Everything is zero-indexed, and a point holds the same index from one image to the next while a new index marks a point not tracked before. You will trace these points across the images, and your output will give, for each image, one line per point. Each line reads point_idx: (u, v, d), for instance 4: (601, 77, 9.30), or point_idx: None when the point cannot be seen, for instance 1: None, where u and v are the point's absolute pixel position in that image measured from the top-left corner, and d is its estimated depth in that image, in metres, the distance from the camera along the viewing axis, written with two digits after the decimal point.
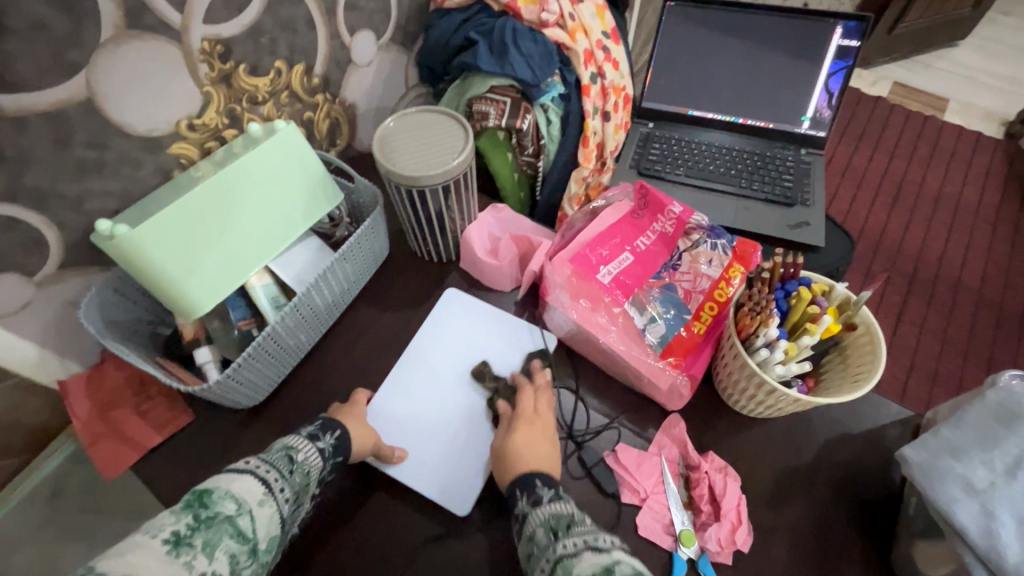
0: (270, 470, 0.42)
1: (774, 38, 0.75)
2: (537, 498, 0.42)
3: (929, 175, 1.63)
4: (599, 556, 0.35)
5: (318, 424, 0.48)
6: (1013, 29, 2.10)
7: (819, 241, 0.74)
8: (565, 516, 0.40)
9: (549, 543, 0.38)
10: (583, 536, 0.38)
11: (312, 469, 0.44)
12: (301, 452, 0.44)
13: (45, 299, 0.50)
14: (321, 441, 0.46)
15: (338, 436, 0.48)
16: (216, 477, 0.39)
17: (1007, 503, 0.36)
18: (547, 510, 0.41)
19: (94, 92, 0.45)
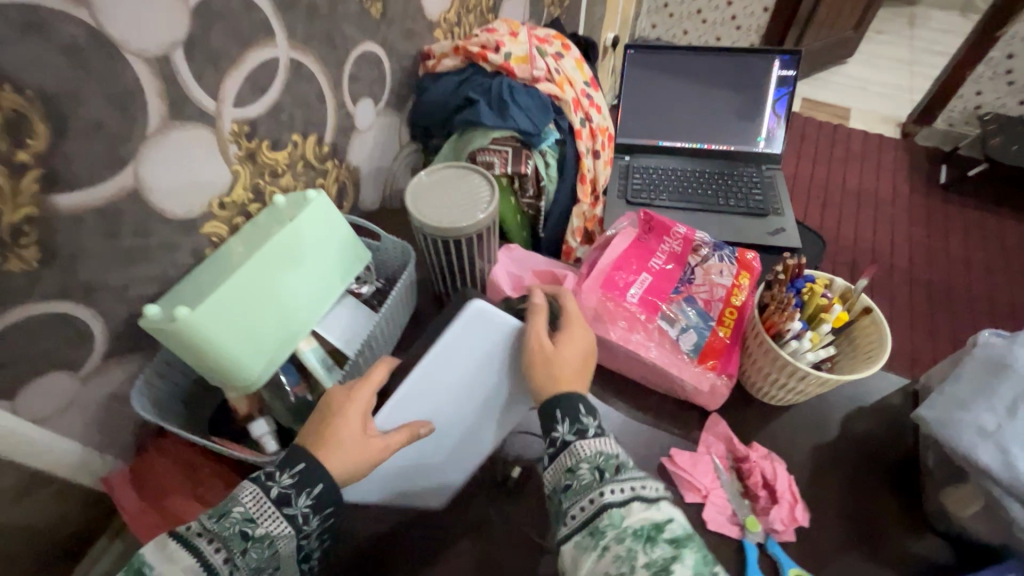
0: (218, 548, 0.39)
1: (724, 74, 0.87)
2: (581, 429, 0.44)
3: (848, 175, 1.84)
4: (653, 512, 0.38)
5: (295, 477, 0.42)
6: (887, 45, 2.44)
7: (796, 244, 0.84)
8: (612, 456, 0.42)
9: (593, 484, 0.41)
10: (632, 483, 0.40)
11: (277, 537, 0.41)
12: (260, 525, 0.40)
13: (90, 393, 0.49)
14: (293, 506, 0.42)
15: (318, 491, 0.42)
16: (155, 546, 0.38)
17: (1016, 438, 0.42)
18: (593, 446, 0.43)
19: (140, 183, 0.46)
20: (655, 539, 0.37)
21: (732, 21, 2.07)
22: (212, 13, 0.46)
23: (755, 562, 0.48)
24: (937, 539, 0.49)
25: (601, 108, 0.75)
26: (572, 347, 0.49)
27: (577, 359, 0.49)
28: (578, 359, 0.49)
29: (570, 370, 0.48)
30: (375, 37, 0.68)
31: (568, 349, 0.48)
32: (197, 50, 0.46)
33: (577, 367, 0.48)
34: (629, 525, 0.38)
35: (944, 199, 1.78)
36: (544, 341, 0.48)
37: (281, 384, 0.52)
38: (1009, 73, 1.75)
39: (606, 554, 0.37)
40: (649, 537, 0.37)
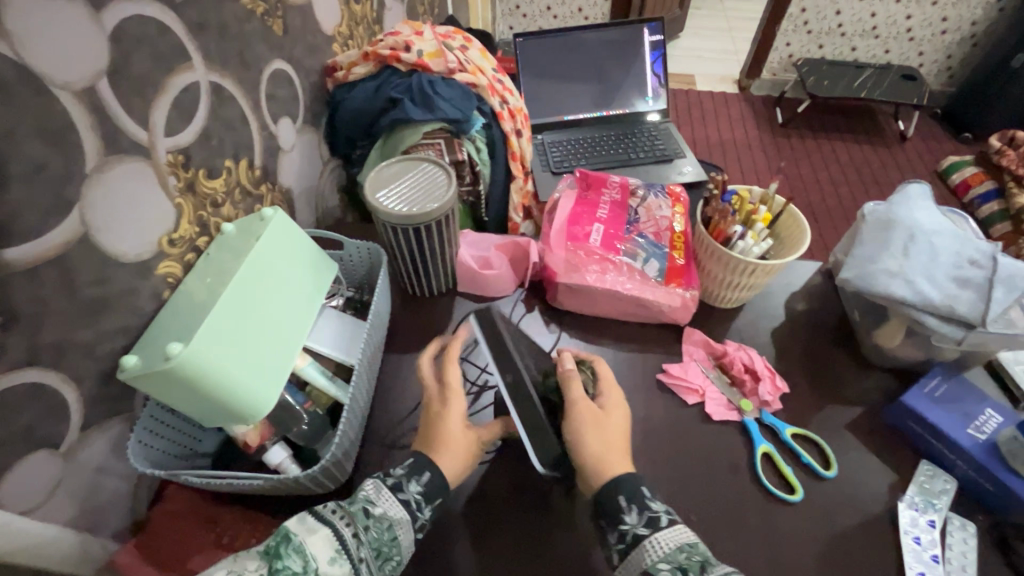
0: (346, 520, 0.41)
1: (606, 46, 1.02)
2: (654, 519, 0.42)
3: (708, 132, 2.10)
4: None
5: (408, 465, 0.46)
6: (708, 17, 2.82)
7: (701, 176, 0.97)
8: (693, 551, 0.40)
9: None
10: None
11: (395, 521, 0.43)
12: (380, 505, 0.43)
13: (75, 470, 0.43)
14: (406, 492, 0.44)
15: (428, 480, 0.45)
16: (299, 521, 0.39)
17: (915, 271, 0.54)
18: (670, 539, 0.41)
19: (88, 227, 0.42)
20: None
21: (579, 13, 2.26)
22: (130, 39, 0.44)
23: (759, 433, 0.55)
24: (879, 372, 0.61)
25: (512, 91, 0.80)
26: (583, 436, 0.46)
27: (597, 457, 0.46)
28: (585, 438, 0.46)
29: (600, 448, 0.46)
30: (283, 54, 0.67)
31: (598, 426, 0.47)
32: (123, 79, 0.44)
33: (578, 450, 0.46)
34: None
35: (786, 135, 2.10)
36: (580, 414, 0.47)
37: (289, 403, 0.50)
38: (806, 24, 2.10)
39: None
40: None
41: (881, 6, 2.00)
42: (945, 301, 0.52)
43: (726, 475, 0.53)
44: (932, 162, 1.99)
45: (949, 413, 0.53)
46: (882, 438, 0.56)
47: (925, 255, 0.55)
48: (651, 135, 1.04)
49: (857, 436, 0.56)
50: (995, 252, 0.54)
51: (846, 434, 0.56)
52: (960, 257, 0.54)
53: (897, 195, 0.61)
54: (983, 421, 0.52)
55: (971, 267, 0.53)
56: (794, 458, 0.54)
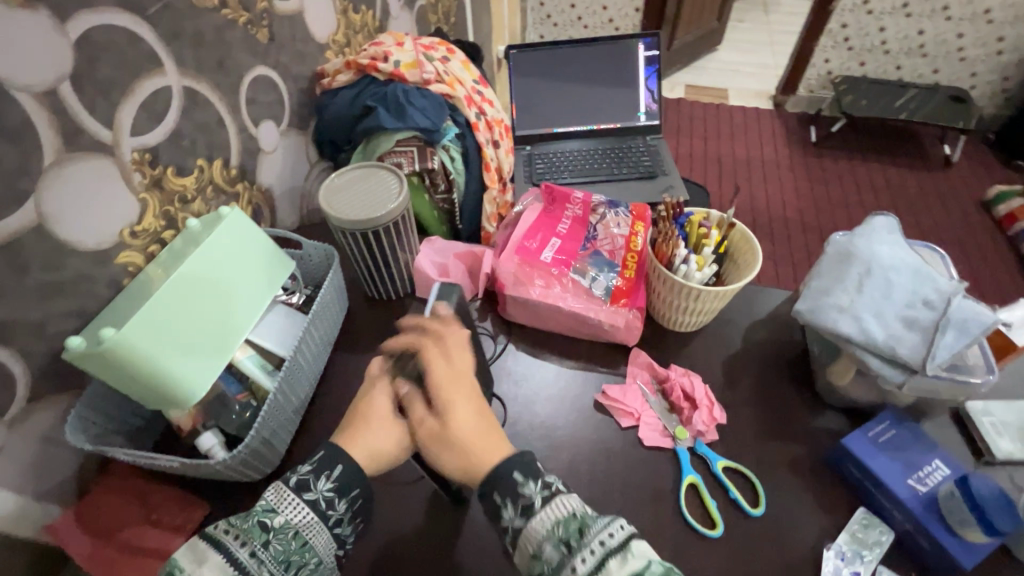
0: (242, 541, 0.41)
1: (598, 61, 1.03)
2: (526, 506, 0.40)
3: (735, 148, 2.05)
4: (629, 563, 0.36)
5: (315, 460, 0.44)
6: (750, 31, 2.78)
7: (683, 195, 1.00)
8: (570, 519, 0.39)
9: (564, 560, 0.38)
10: (598, 538, 0.38)
11: (301, 527, 0.42)
12: (281, 514, 0.42)
13: (17, 439, 0.47)
14: (314, 490, 0.43)
15: (338, 474, 0.44)
16: (189, 550, 0.40)
17: (865, 308, 0.52)
18: (546, 517, 0.39)
19: (43, 218, 0.46)
20: None
21: (610, 24, 2.26)
22: (95, 46, 0.48)
23: (689, 463, 0.54)
24: (832, 412, 0.58)
25: (491, 103, 0.84)
26: (439, 456, 0.43)
27: (461, 440, 0.43)
28: (441, 447, 0.43)
29: (468, 440, 0.43)
30: (267, 61, 0.71)
31: (447, 418, 0.44)
32: (86, 83, 0.48)
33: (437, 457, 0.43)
34: None
35: (819, 154, 2.02)
36: (427, 421, 0.45)
37: (224, 393, 0.53)
38: (846, 40, 2.04)
39: None
40: None
41: (929, 24, 1.92)
42: (890, 341, 0.49)
43: (648, 503, 0.52)
44: (978, 190, 1.86)
45: (893, 462, 0.50)
46: (822, 480, 0.53)
47: (879, 292, 0.52)
48: (638, 151, 1.07)
49: (795, 476, 0.53)
50: (954, 293, 0.50)
51: (783, 473, 0.53)
52: (914, 296, 0.51)
53: (863, 228, 0.58)
54: (928, 472, 0.49)
55: (923, 308, 0.50)
56: (721, 492, 0.52)
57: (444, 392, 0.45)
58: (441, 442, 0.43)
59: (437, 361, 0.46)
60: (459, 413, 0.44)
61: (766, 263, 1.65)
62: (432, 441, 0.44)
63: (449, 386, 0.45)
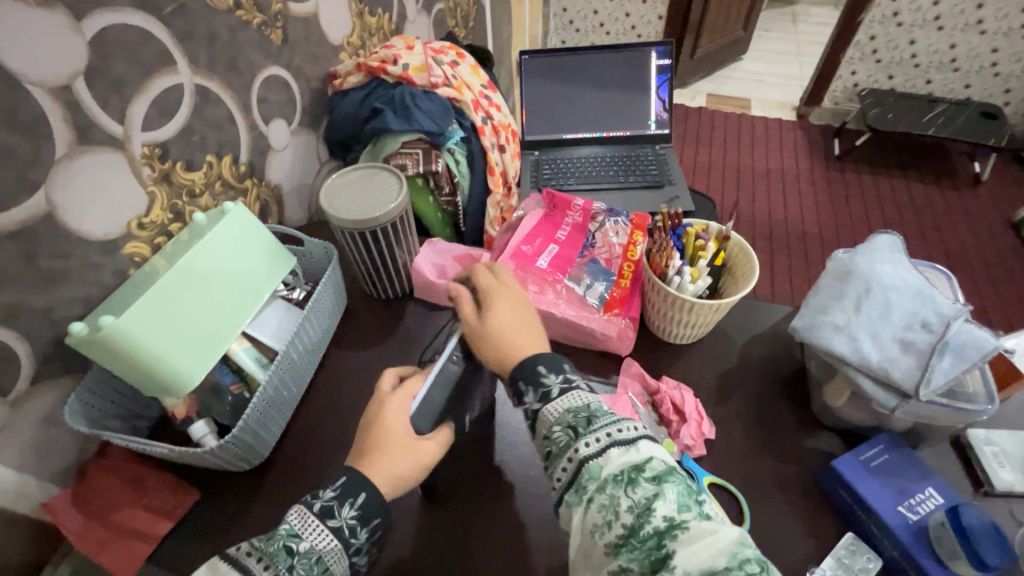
0: (265, 564, 0.41)
1: (610, 69, 1.03)
2: (545, 393, 0.43)
3: (755, 159, 2.02)
4: (631, 454, 0.38)
5: (339, 488, 0.44)
6: (776, 42, 2.75)
7: (689, 205, 1.00)
8: (581, 410, 0.41)
9: (569, 441, 0.40)
10: (606, 429, 0.40)
11: (324, 553, 0.42)
12: (305, 540, 0.42)
13: (20, 418, 0.49)
14: (338, 517, 0.43)
15: (362, 501, 0.44)
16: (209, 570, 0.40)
17: (861, 328, 0.51)
18: (561, 404, 0.42)
19: (53, 207, 0.48)
20: (635, 481, 0.36)
21: (633, 31, 2.26)
22: (110, 44, 0.50)
23: None
24: (826, 433, 0.56)
25: (498, 108, 0.84)
26: (486, 346, 0.47)
27: (498, 330, 0.47)
28: (493, 335, 0.47)
29: (516, 333, 0.47)
30: (280, 61, 0.72)
31: (496, 315, 0.48)
32: (99, 79, 0.50)
33: (487, 344, 0.47)
34: (609, 473, 0.37)
35: (841, 168, 1.98)
36: (476, 320, 0.48)
37: (218, 383, 0.54)
38: (875, 52, 2.03)
39: (592, 506, 0.37)
40: (629, 480, 0.36)
41: (962, 37, 1.90)
42: (884, 363, 0.49)
43: None
44: (1008, 209, 1.80)
45: (884, 487, 0.49)
46: (811, 502, 0.52)
47: (877, 312, 0.51)
48: (647, 159, 1.07)
49: (784, 497, 0.52)
50: (955, 316, 0.48)
51: (771, 492, 0.52)
52: (913, 318, 0.50)
53: (865, 246, 0.56)
54: (920, 500, 0.48)
55: (920, 330, 0.49)
56: None
57: (491, 295, 0.50)
58: (494, 332, 0.47)
59: (485, 276, 0.52)
60: (505, 314, 0.48)
61: (780, 277, 1.62)
62: (483, 335, 0.47)
63: (494, 292, 0.50)
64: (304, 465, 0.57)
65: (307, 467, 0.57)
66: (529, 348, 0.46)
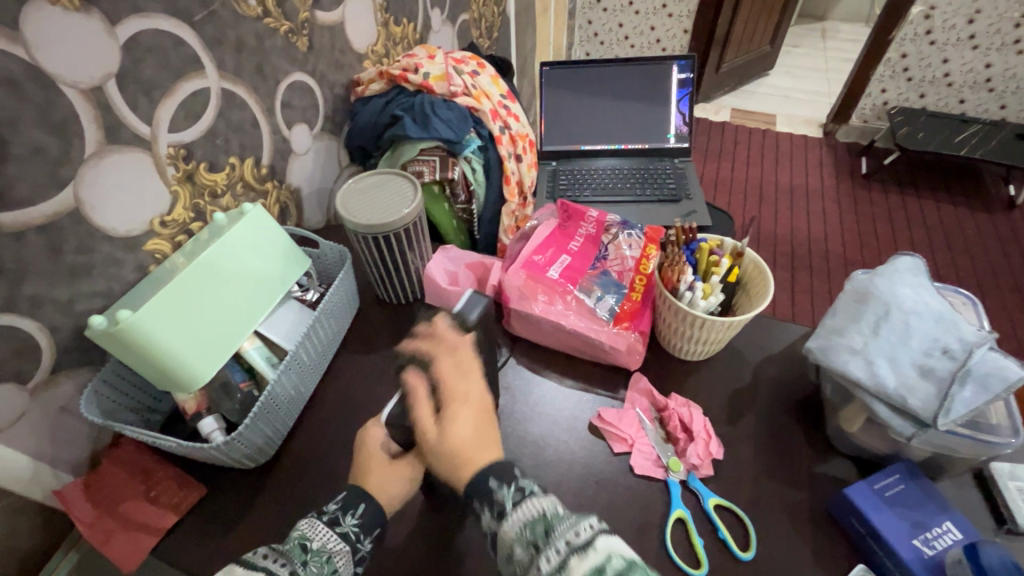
0: (281, 563, 0.41)
1: (631, 81, 1.03)
2: (499, 509, 0.39)
3: (778, 175, 1.99)
4: (589, 559, 0.34)
5: (341, 501, 0.46)
6: (804, 57, 2.72)
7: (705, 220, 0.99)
8: (538, 521, 0.38)
9: (532, 560, 0.36)
10: (563, 538, 0.36)
11: (333, 554, 0.43)
12: (316, 539, 0.43)
13: (39, 405, 0.51)
14: (344, 524, 0.45)
15: (363, 512, 0.46)
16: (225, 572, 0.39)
17: (879, 352, 0.50)
18: (516, 519, 0.38)
19: (80, 203, 0.50)
20: None
21: (657, 44, 2.26)
22: (142, 49, 0.52)
23: (679, 497, 0.52)
24: (839, 459, 0.55)
25: (517, 118, 0.85)
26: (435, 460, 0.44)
27: (450, 442, 0.43)
28: (444, 449, 0.43)
29: (471, 446, 0.43)
30: (305, 68, 0.74)
31: (451, 421, 0.44)
32: (129, 81, 0.52)
33: (438, 460, 0.44)
34: None
35: (867, 187, 1.94)
36: (429, 425, 0.45)
37: (229, 381, 0.56)
38: (905, 70, 1.99)
39: None
40: None
41: (998, 56, 1.86)
42: (900, 389, 0.47)
43: (632, 534, 0.50)
44: None
45: (898, 519, 0.47)
46: (821, 531, 0.50)
47: (896, 336, 0.50)
48: (665, 173, 1.06)
49: (792, 524, 0.50)
50: (979, 344, 0.46)
51: (780, 517, 0.51)
52: (934, 343, 0.48)
53: (886, 267, 0.55)
54: (937, 534, 0.46)
55: (941, 356, 0.47)
56: (710, 531, 0.50)
57: (449, 400, 0.46)
58: (444, 451, 0.43)
59: (445, 368, 0.49)
60: (462, 423, 0.44)
61: (801, 295, 1.59)
62: (434, 450, 0.44)
63: (455, 395, 0.47)
64: (308, 466, 0.58)
65: (311, 468, 0.58)
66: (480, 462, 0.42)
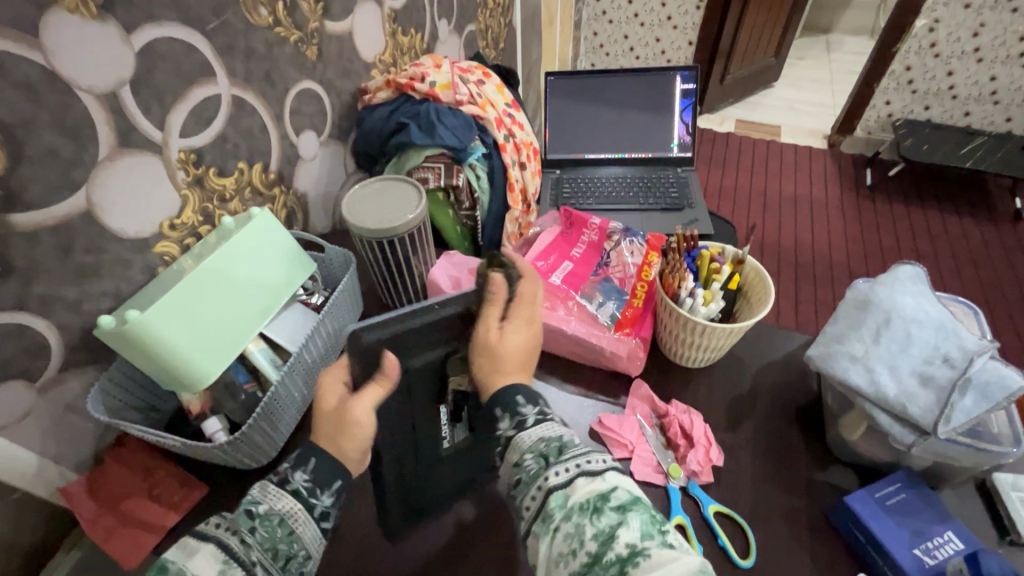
0: (230, 529, 0.39)
1: (635, 91, 1.04)
2: (521, 421, 0.44)
3: (782, 185, 1.99)
4: (597, 484, 0.39)
5: (290, 459, 0.45)
6: (809, 69, 2.74)
7: (708, 229, 0.99)
8: (553, 439, 0.43)
9: (540, 471, 0.41)
10: (574, 460, 0.41)
11: (286, 515, 0.42)
12: (265, 503, 0.42)
13: (46, 403, 0.52)
14: (294, 482, 0.43)
15: (315, 467, 0.44)
16: (179, 548, 0.38)
17: (880, 360, 0.50)
18: (534, 434, 0.43)
19: (91, 205, 0.51)
20: (600, 509, 0.37)
21: (663, 55, 2.28)
22: (156, 56, 0.53)
23: (678, 503, 0.52)
24: (840, 467, 0.54)
25: (522, 126, 0.86)
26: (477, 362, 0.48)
27: (506, 349, 0.47)
28: (491, 356, 0.47)
29: (512, 366, 0.48)
30: (314, 76, 0.76)
31: (516, 333, 0.48)
32: (143, 87, 0.53)
33: (478, 358, 0.48)
34: (575, 502, 0.38)
35: (872, 198, 1.94)
36: (491, 331, 0.48)
37: (233, 381, 0.56)
38: (910, 83, 2.00)
39: (557, 534, 0.38)
40: (595, 509, 0.37)
41: (1003, 69, 1.86)
42: (901, 398, 0.47)
43: None
44: None
45: (898, 527, 0.46)
46: (821, 539, 0.50)
47: (896, 345, 0.50)
48: (668, 182, 1.07)
49: (792, 532, 0.50)
50: (979, 352, 0.46)
51: (780, 525, 0.51)
52: (934, 352, 0.48)
53: (886, 276, 0.55)
54: (938, 544, 0.46)
55: (941, 365, 0.47)
56: (710, 538, 0.50)
57: (517, 311, 0.50)
58: (489, 358, 0.47)
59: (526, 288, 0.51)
60: (517, 343, 0.48)
61: (805, 305, 1.59)
62: (481, 354, 0.48)
63: (518, 316, 0.50)
64: None
65: None
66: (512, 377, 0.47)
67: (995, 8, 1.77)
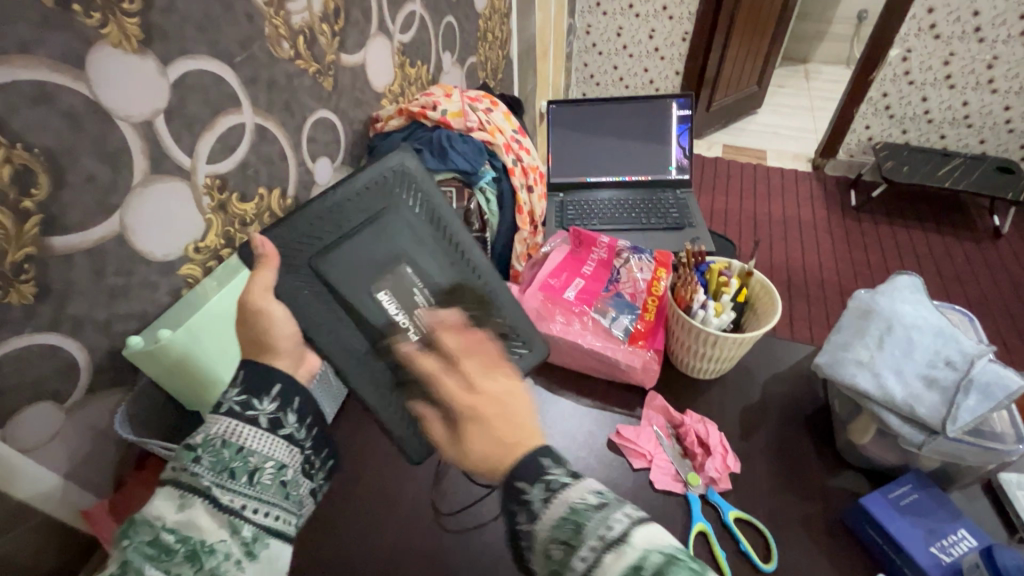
0: (179, 466, 0.40)
1: (634, 117, 1.09)
2: (529, 508, 0.38)
3: (770, 207, 2.06)
4: (626, 555, 0.34)
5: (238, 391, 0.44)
6: (790, 97, 2.86)
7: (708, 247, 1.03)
8: (569, 515, 0.37)
9: (565, 559, 0.36)
10: (597, 531, 0.35)
11: (228, 436, 0.41)
12: (202, 432, 0.41)
13: (73, 425, 0.52)
14: (225, 401, 0.42)
15: (261, 387, 0.43)
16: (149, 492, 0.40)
17: (886, 365, 0.52)
18: (546, 518, 0.37)
19: (123, 229, 0.52)
20: None
21: (651, 84, 2.36)
22: (188, 87, 0.56)
23: (699, 511, 0.53)
24: (852, 473, 0.56)
25: (528, 151, 0.89)
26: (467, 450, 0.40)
27: (479, 454, 0.39)
28: (478, 455, 0.39)
29: (495, 451, 0.39)
30: (330, 105, 0.79)
31: (471, 438, 0.39)
32: (175, 116, 0.55)
33: (474, 461, 0.40)
34: None
35: (858, 218, 2.00)
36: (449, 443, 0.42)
37: None
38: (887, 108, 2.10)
39: None
40: None
41: (974, 95, 1.97)
42: (908, 399, 0.50)
43: None
44: None
45: (913, 527, 0.48)
46: (840, 542, 0.51)
47: (900, 350, 0.52)
48: (667, 203, 1.11)
49: (811, 537, 0.51)
50: (978, 355, 0.49)
51: (799, 530, 0.52)
52: (936, 355, 0.51)
53: (885, 286, 0.58)
54: (953, 542, 0.47)
55: (945, 367, 0.50)
56: (731, 543, 0.51)
57: (461, 416, 0.40)
58: (481, 447, 0.39)
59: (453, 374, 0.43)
60: (484, 431, 0.40)
61: (800, 323, 1.62)
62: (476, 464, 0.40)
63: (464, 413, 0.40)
64: None
65: None
66: (516, 463, 0.39)
67: (963, 39, 1.88)
